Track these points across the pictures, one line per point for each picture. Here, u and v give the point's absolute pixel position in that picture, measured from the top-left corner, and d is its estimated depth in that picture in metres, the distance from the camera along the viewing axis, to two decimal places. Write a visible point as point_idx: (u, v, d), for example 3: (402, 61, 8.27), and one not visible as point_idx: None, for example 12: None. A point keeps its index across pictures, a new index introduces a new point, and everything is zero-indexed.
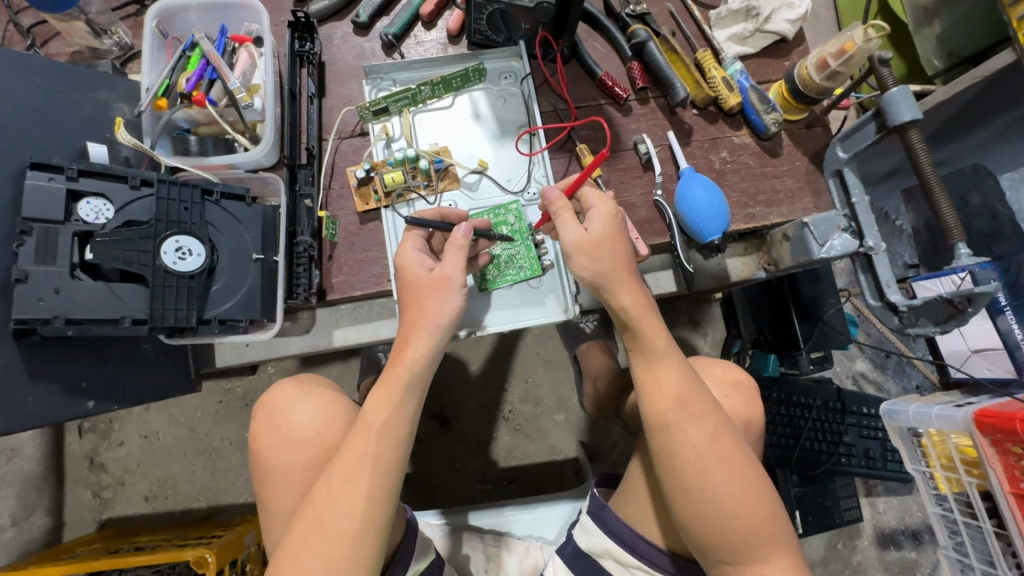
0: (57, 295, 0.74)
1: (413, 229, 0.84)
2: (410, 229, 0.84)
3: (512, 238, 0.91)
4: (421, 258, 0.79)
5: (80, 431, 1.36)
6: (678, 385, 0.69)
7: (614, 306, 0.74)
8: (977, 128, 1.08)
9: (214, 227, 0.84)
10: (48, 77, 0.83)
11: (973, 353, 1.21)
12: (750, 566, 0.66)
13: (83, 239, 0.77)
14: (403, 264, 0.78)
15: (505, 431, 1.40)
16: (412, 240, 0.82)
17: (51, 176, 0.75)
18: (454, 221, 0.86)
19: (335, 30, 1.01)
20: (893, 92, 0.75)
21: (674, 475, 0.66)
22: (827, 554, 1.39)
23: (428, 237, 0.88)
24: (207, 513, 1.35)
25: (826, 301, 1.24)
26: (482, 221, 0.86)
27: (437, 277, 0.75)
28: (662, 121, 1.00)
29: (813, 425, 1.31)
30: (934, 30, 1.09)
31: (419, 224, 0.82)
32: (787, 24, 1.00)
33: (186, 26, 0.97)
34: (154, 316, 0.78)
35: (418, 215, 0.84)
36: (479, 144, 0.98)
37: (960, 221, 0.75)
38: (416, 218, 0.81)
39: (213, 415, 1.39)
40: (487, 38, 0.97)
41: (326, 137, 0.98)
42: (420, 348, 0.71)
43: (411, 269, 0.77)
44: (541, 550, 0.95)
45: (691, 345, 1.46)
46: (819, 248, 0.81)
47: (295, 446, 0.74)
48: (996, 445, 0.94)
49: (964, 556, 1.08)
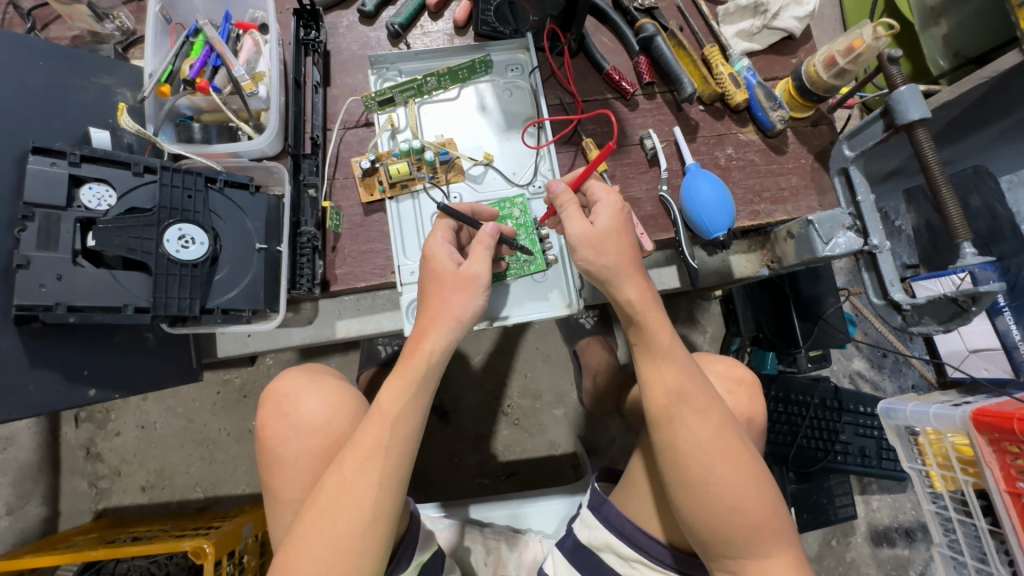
0: (59, 281, 0.73)
1: (444, 219, 0.83)
2: (442, 219, 0.83)
3: (529, 250, 0.89)
4: (450, 252, 0.78)
5: (76, 420, 1.36)
6: (682, 379, 0.69)
7: (620, 301, 0.74)
8: (980, 129, 1.09)
9: (217, 216, 0.84)
10: (51, 61, 0.82)
11: (971, 353, 1.23)
12: (751, 562, 0.66)
13: (85, 226, 0.76)
14: (432, 255, 0.77)
15: (504, 425, 1.40)
16: (442, 230, 0.82)
17: (54, 161, 0.74)
18: (484, 220, 0.89)
19: (341, 18, 1.01)
20: (902, 90, 0.74)
21: (679, 470, 0.66)
22: (822, 551, 1.40)
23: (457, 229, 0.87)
24: (205, 504, 1.35)
25: (826, 299, 1.23)
26: (507, 228, 0.85)
27: (464, 274, 0.74)
28: (668, 117, 1.00)
29: (811, 423, 1.32)
30: (941, 30, 1.09)
31: (450, 215, 0.81)
32: (795, 22, 1.00)
33: (190, 12, 0.96)
34: (157, 305, 0.77)
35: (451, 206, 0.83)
36: (484, 136, 0.98)
37: (966, 221, 0.74)
38: (448, 208, 0.81)
39: (211, 406, 1.39)
40: (494, 30, 0.98)
41: (330, 127, 0.98)
42: (439, 342, 0.71)
43: (439, 261, 0.76)
44: (541, 544, 0.96)
45: (691, 342, 1.47)
46: (824, 247, 0.81)
47: (305, 435, 0.74)
48: (993, 444, 0.94)
49: (957, 553, 1.10)
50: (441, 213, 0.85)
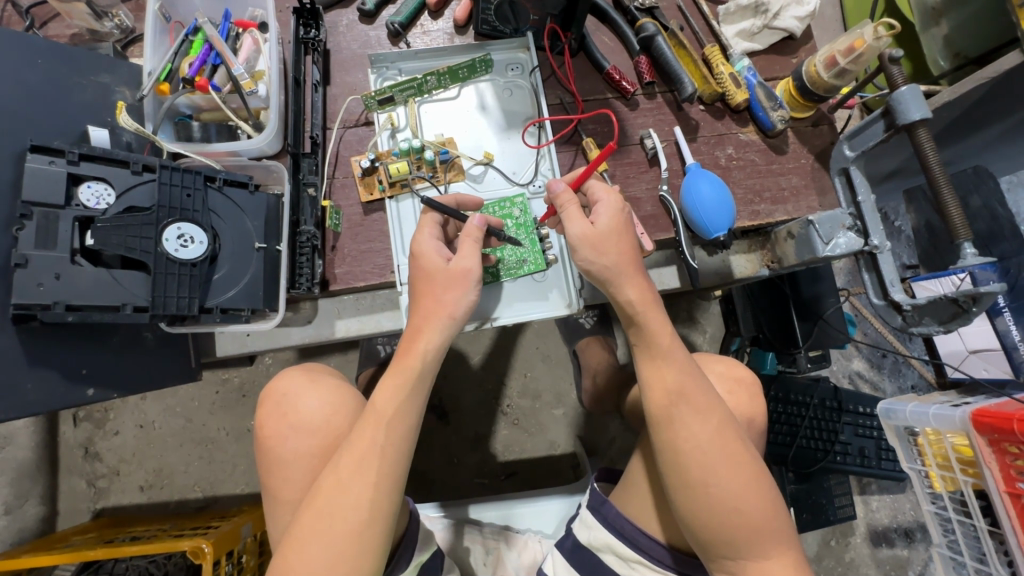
0: (57, 280, 0.73)
1: (428, 213, 0.82)
2: (427, 214, 0.82)
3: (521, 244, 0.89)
4: (437, 247, 0.77)
5: (75, 419, 1.35)
6: (682, 380, 0.69)
7: (620, 301, 0.73)
8: (980, 129, 1.09)
9: (216, 215, 0.84)
10: (50, 58, 0.81)
11: (971, 353, 1.23)
12: (751, 563, 0.65)
13: (84, 224, 0.76)
14: (420, 252, 0.76)
15: (503, 425, 1.40)
16: (429, 225, 0.80)
17: (52, 159, 0.74)
18: (469, 210, 0.88)
19: (341, 17, 1.01)
20: (903, 90, 0.74)
21: (679, 470, 0.66)
22: (821, 551, 1.40)
23: (444, 223, 0.87)
24: (203, 503, 1.34)
25: (826, 300, 1.22)
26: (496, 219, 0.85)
27: (455, 269, 0.74)
28: (668, 117, 1.00)
29: (811, 424, 1.31)
30: (941, 31, 1.09)
31: (434, 208, 0.80)
32: (795, 22, 1.00)
33: (189, 10, 0.96)
34: (156, 304, 0.77)
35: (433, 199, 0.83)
36: (484, 135, 0.97)
37: (967, 222, 0.74)
38: (433, 201, 0.80)
39: (209, 405, 1.39)
40: (495, 29, 0.98)
41: (330, 126, 0.97)
42: (434, 341, 0.71)
43: (428, 258, 0.75)
44: (540, 544, 0.96)
45: (690, 342, 1.47)
46: (824, 246, 0.81)
47: (303, 435, 0.74)
48: (993, 445, 0.94)
49: (957, 553, 1.10)
50: (425, 208, 0.84)
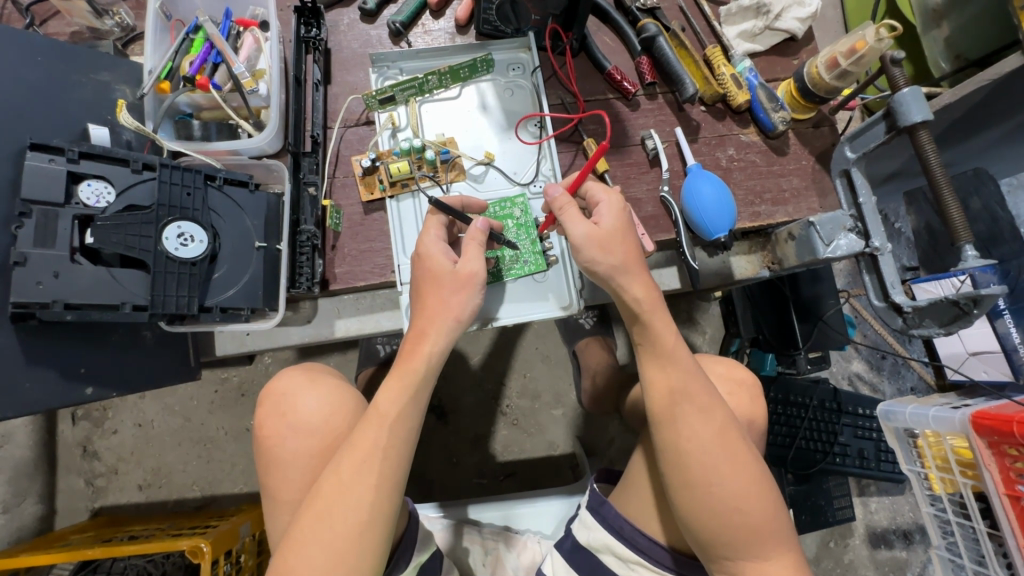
0: (56, 279, 0.73)
1: (435, 214, 0.82)
2: (433, 215, 0.82)
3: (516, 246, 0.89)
4: (445, 250, 0.77)
5: (73, 418, 1.35)
6: (685, 382, 0.69)
7: (622, 301, 0.73)
8: (980, 132, 1.09)
9: (216, 214, 0.84)
10: (50, 56, 0.81)
11: (971, 356, 1.24)
12: (752, 565, 0.65)
13: (83, 222, 0.76)
14: (426, 254, 0.76)
15: (502, 426, 1.40)
16: (435, 227, 0.80)
17: (51, 158, 0.74)
18: (474, 212, 0.87)
19: (342, 16, 1.00)
20: (905, 92, 0.74)
21: (680, 470, 0.66)
22: (819, 552, 1.40)
23: (450, 223, 0.86)
24: (202, 502, 1.34)
25: (826, 301, 1.23)
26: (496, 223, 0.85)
27: (461, 272, 0.73)
28: (669, 117, 1.00)
29: (810, 425, 1.31)
30: (942, 32, 1.09)
31: (442, 209, 0.80)
32: (797, 23, 1.00)
33: (190, 8, 0.96)
34: (155, 303, 0.76)
35: (440, 201, 0.82)
36: (485, 135, 0.97)
37: (968, 223, 0.75)
38: (440, 202, 0.80)
39: (208, 404, 1.38)
40: (496, 29, 0.97)
41: (331, 125, 0.97)
42: (438, 344, 0.71)
43: (435, 260, 0.75)
44: (539, 545, 0.96)
45: (690, 343, 1.47)
46: (825, 248, 0.81)
47: (303, 436, 0.74)
48: (993, 447, 0.94)
49: (956, 555, 1.09)
50: (432, 209, 0.84)
